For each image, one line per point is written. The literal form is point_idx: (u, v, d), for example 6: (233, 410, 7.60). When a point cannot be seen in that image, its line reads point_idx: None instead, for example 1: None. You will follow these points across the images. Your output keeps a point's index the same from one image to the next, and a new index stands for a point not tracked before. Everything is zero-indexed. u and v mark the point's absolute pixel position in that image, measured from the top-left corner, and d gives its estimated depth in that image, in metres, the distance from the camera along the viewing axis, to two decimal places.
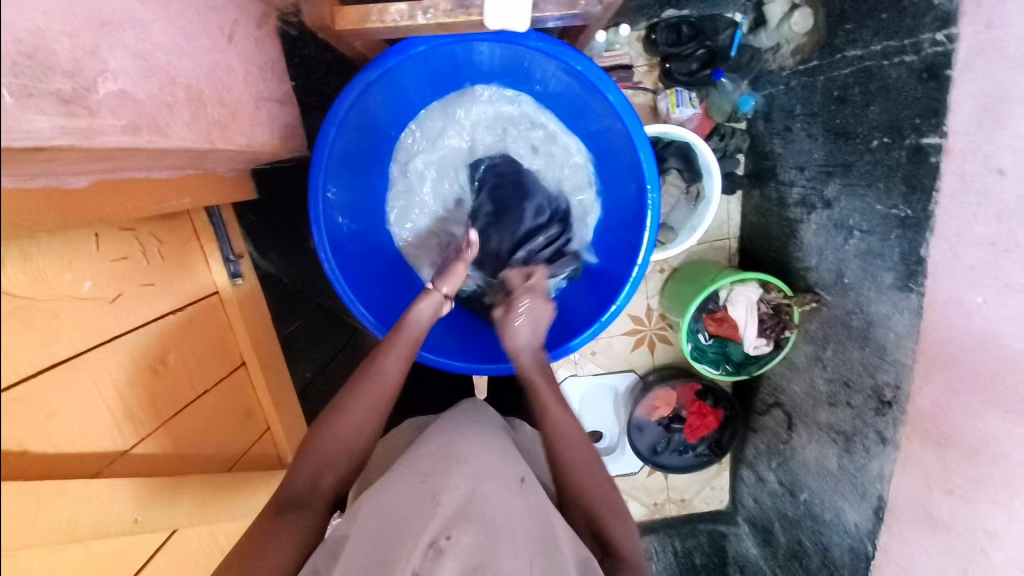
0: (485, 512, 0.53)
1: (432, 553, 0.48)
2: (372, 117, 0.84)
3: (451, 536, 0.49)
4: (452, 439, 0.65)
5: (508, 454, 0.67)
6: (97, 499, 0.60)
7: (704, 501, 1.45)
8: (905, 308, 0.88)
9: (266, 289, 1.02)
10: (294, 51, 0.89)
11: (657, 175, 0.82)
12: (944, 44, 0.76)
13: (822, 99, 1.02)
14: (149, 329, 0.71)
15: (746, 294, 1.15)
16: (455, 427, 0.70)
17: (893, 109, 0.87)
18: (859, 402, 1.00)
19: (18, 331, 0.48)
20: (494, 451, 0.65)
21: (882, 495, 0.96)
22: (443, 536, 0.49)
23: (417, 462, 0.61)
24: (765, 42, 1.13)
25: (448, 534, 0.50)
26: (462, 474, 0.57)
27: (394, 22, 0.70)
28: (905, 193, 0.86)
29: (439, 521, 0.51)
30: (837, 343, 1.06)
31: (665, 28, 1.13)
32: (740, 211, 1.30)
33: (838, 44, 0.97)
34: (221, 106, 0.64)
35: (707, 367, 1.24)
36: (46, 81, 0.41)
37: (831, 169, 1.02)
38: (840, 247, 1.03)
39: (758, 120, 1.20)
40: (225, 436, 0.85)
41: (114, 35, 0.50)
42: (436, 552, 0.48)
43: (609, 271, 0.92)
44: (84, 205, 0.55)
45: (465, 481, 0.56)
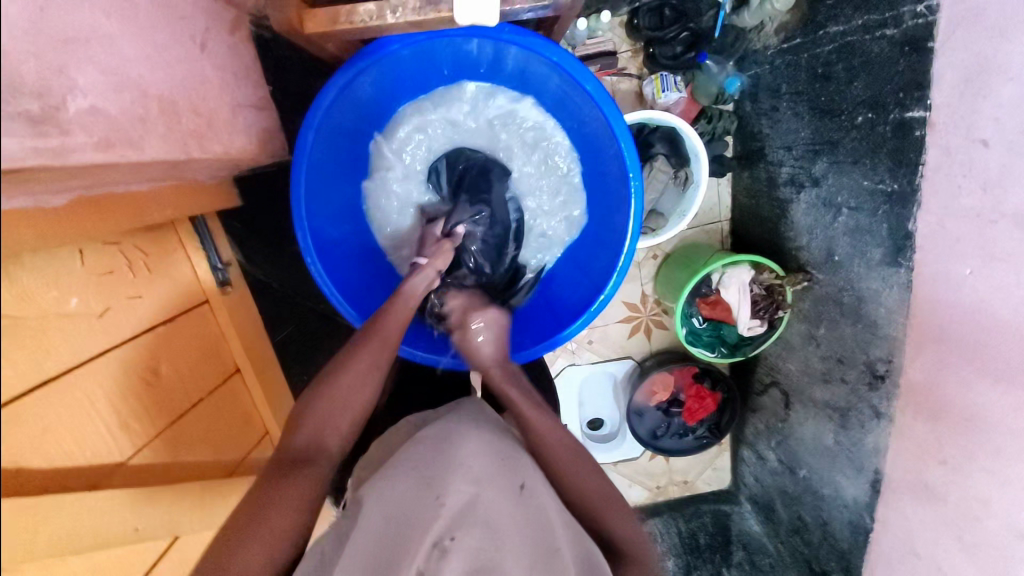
0: (491, 509, 0.53)
1: (436, 553, 0.48)
2: (350, 118, 0.83)
3: (456, 537, 0.49)
4: (456, 440, 0.64)
5: (515, 452, 0.66)
6: (95, 510, 0.61)
7: (706, 481, 1.47)
8: (894, 283, 0.88)
9: (256, 295, 1.04)
10: (267, 53, 0.88)
11: (639, 163, 0.82)
12: (925, 15, 0.76)
13: (807, 77, 1.01)
14: (138, 341, 0.72)
15: (738, 275, 1.15)
16: (457, 428, 0.69)
17: (876, 85, 0.86)
18: (853, 377, 1.01)
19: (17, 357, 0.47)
20: (499, 448, 0.64)
21: (878, 468, 0.97)
22: (448, 537, 0.49)
23: (420, 464, 0.61)
24: (749, 21, 1.11)
25: (452, 536, 0.49)
26: (466, 474, 0.56)
27: (362, 23, 0.70)
28: (891, 168, 0.86)
29: (444, 523, 0.50)
30: (829, 321, 1.06)
31: (648, 12, 1.12)
32: (730, 194, 1.30)
33: (820, 20, 0.97)
34: (196, 116, 0.64)
35: (702, 350, 1.25)
36: (17, 103, 0.41)
37: (818, 147, 1.02)
38: (830, 225, 1.03)
39: (745, 102, 1.19)
40: (223, 442, 0.86)
41: (81, 52, 0.49)
42: (440, 553, 0.48)
43: (593, 260, 0.93)
44: (62, 221, 0.55)
45: (469, 481, 0.56)
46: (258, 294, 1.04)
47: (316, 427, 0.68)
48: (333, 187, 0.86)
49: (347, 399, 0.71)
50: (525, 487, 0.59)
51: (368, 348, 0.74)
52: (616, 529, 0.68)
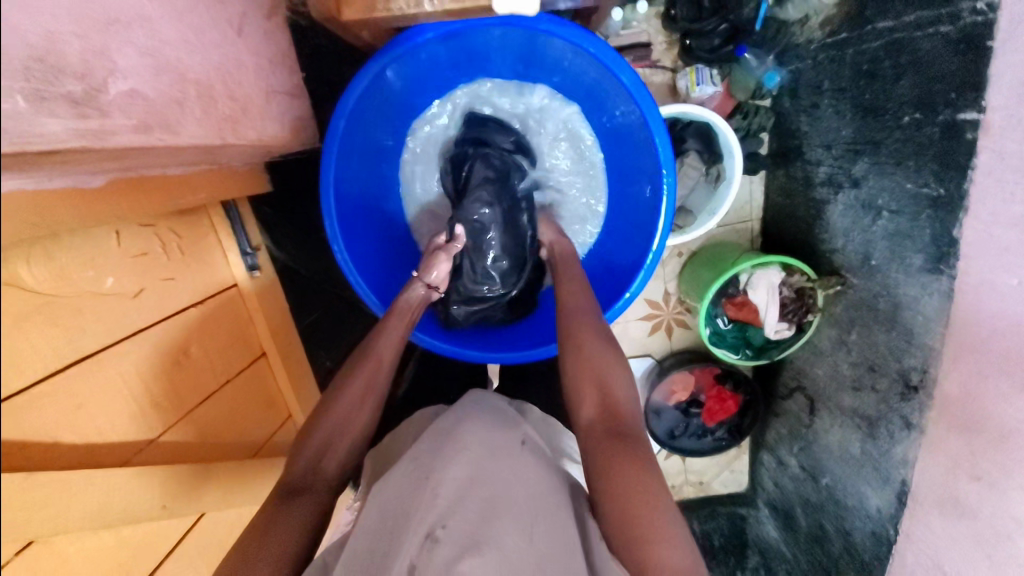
0: (483, 498, 0.55)
1: (430, 543, 0.51)
2: (380, 107, 0.83)
3: (447, 526, 0.51)
4: (452, 428, 0.67)
5: (513, 434, 0.68)
6: (127, 486, 0.62)
7: (722, 483, 1.45)
8: (935, 292, 0.84)
9: (283, 280, 1.05)
10: (305, 41, 0.89)
11: (673, 159, 0.79)
12: (984, 12, 0.71)
13: (851, 74, 0.97)
14: (170, 323, 0.74)
15: (767, 276, 1.12)
16: (458, 414, 0.72)
17: (926, 83, 0.82)
18: (884, 387, 0.97)
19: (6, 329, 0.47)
20: (496, 432, 0.67)
21: (905, 479, 0.94)
22: (440, 526, 0.52)
23: (419, 454, 0.64)
24: (792, 15, 1.06)
25: (444, 525, 0.52)
26: (459, 463, 0.59)
27: (400, 10, 0.67)
28: (937, 171, 0.82)
29: (434, 515, 0.53)
30: (862, 327, 1.03)
31: (686, 2, 1.07)
32: (762, 191, 1.27)
33: (868, 15, 0.91)
34: (232, 101, 0.64)
35: (726, 352, 1.22)
36: (58, 85, 0.42)
37: (859, 146, 0.98)
38: (868, 227, 0.99)
39: (784, 97, 1.15)
40: (248, 425, 0.88)
41: (123, 33, 0.49)
42: (433, 542, 0.51)
43: (623, 256, 0.91)
44: (103, 202, 0.56)
45: (461, 470, 0.58)
46: (287, 281, 1.05)
47: (343, 414, 0.68)
48: (362, 176, 0.86)
49: (370, 386, 0.70)
50: (520, 469, 0.62)
51: (389, 334, 0.75)
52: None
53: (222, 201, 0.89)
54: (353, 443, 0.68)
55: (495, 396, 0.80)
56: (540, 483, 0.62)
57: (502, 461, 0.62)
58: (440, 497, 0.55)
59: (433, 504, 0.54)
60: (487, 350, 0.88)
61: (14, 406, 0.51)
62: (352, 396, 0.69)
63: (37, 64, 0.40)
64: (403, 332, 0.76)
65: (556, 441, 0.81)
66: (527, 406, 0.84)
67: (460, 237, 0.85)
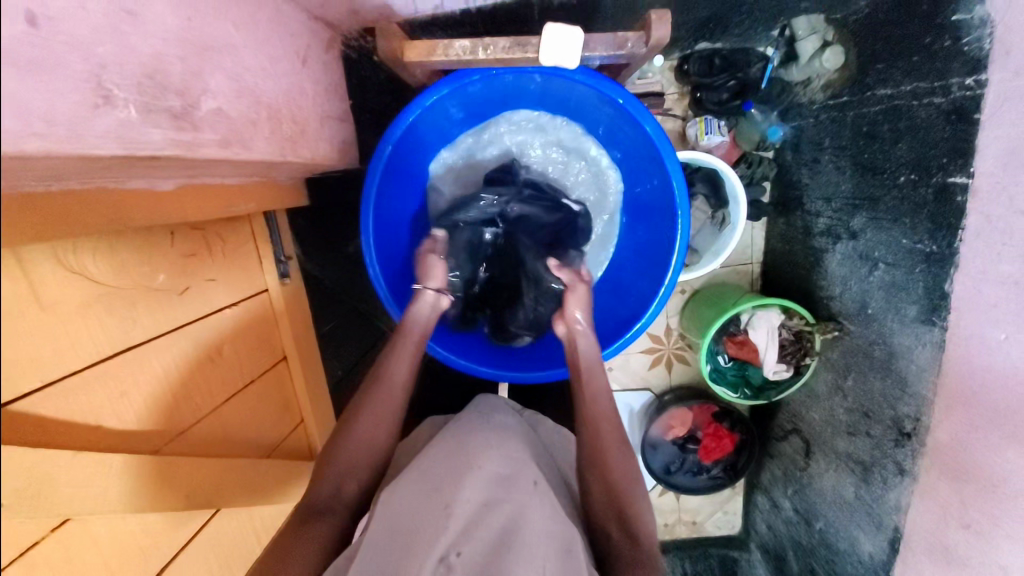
0: (495, 524, 0.60)
1: (443, 568, 0.56)
2: (418, 135, 0.88)
3: (461, 553, 0.57)
4: (465, 444, 0.71)
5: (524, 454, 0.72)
6: (159, 470, 0.65)
7: (716, 525, 1.46)
8: (928, 342, 0.89)
9: (309, 290, 1.09)
10: (353, 71, 0.96)
11: (688, 201, 0.86)
12: (972, 88, 0.79)
13: (851, 133, 1.04)
14: (210, 322, 0.79)
15: (768, 319, 1.16)
16: (469, 428, 0.76)
17: (921, 148, 0.89)
18: (879, 433, 1.01)
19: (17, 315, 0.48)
20: (506, 451, 0.71)
21: (898, 527, 0.97)
22: (454, 552, 0.57)
23: (433, 467, 0.68)
24: (796, 76, 1.15)
25: (457, 551, 0.57)
26: (472, 486, 0.63)
27: (456, 57, 0.77)
28: (931, 230, 0.88)
29: (447, 540, 0.58)
30: (858, 373, 1.07)
31: (698, 59, 1.17)
32: (764, 237, 1.33)
33: (868, 81, 1.00)
34: (293, 123, 0.71)
35: (725, 389, 1.26)
36: (162, 100, 0.47)
37: (858, 201, 1.05)
38: (865, 278, 1.04)
39: (787, 151, 1.22)
40: (267, 426, 0.91)
41: (215, 58, 0.55)
42: (447, 568, 0.56)
43: (637, 288, 0.96)
44: (171, 205, 0.64)
45: (474, 492, 0.63)
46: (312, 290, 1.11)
47: (368, 418, 0.73)
48: (393, 198, 0.91)
49: (390, 394, 0.75)
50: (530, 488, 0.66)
51: (403, 348, 0.78)
52: (650, 545, 0.69)
53: (264, 213, 0.95)
54: (373, 443, 0.73)
55: (502, 408, 0.84)
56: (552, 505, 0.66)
57: (511, 482, 0.66)
58: (455, 520, 0.60)
59: (447, 526, 0.59)
60: (499, 368, 0.91)
61: (72, 385, 0.56)
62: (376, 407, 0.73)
63: (148, 80, 0.46)
64: (415, 353, 0.79)
65: (562, 444, 0.90)
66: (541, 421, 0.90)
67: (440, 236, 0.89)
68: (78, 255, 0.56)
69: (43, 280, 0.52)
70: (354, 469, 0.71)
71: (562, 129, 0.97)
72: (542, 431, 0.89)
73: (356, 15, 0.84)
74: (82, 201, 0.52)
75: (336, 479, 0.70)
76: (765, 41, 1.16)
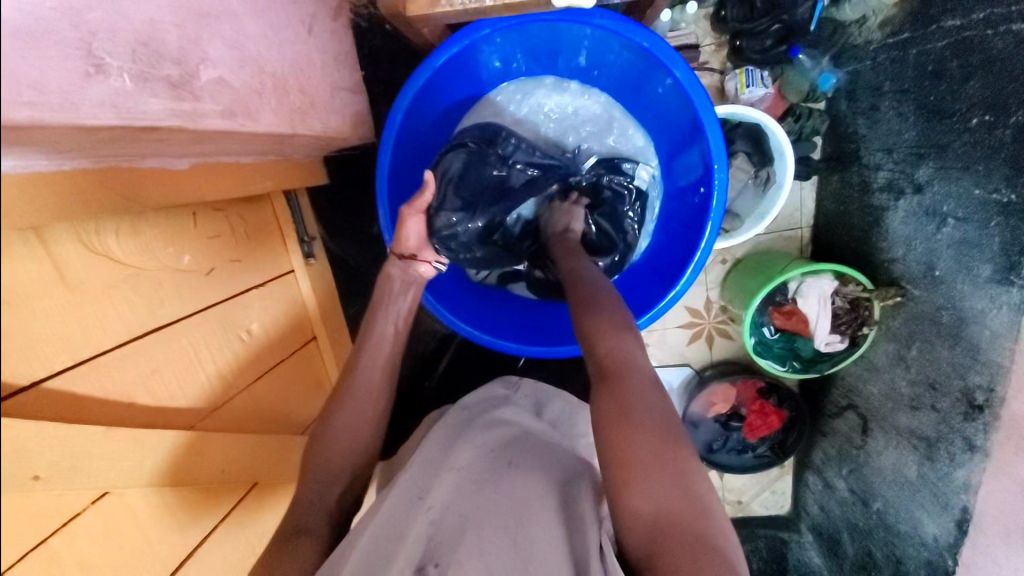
0: (473, 525, 0.57)
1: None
2: (428, 100, 0.85)
3: (439, 564, 0.52)
4: (448, 444, 0.69)
5: (513, 449, 0.70)
6: (193, 448, 0.67)
7: (763, 505, 1.40)
8: (1004, 304, 0.80)
9: (335, 270, 1.11)
10: (364, 42, 0.95)
11: (726, 155, 0.79)
12: None
13: (913, 75, 0.93)
14: (237, 301, 0.80)
15: (819, 285, 1.09)
16: (456, 423, 0.75)
17: (997, 83, 0.79)
18: (946, 406, 0.92)
19: (36, 299, 0.49)
20: (486, 450, 0.68)
21: (967, 507, 0.88)
22: (431, 563, 0.52)
23: (411, 470, 0.64)
24: (849, 15, 1.02)
25: (435, 561, 0.53)
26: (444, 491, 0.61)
27: (461, 5, 0.73)
28: (1009, 176, 0.78)
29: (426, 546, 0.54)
30: (923, 342, 0.97)
31: (737, 2, 1.06)
32: (814, 199, 1.22)
33: (933, 14, 0.88)
34: (301, 94, 0.70)
35: (771, 363, 1.17)
36: (158, 68, 0.46)
37: (922, 150, 0.93)
38: (932, 236, 0.94)
39: (841, 100, 1.10)
40: (298, 405, 0.93)
41: (213, 26, 0.53)
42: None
43: (671, 256, 0.91)
44: (187, 184, 0.64)
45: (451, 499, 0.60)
46: (338, 269, 1.12)
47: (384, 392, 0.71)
48: (406, 167, 0.89)
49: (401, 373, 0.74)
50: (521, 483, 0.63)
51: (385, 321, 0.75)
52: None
53: (284, 192, 0.96)
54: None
55: (518, 394, 0.87)
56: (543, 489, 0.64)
57: (490, 478, 0.64)
58: (432, 525, 0.57)
59: (423, 533, 0.56)
60: (523, 343, 0.89)
61: (101, 363, 0.58)
62: None
63: (142, 48, 0.45)
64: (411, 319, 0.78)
65: (572, 423, 0.86)
66: (548, 396, 0.88)
67: (429, 178, 0.74)
68: (100, 236, 0.57)
69: (68, 261, 0.53)
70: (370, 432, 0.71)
71: (589, 94, 0.94)
72: (549, 411, 0.86)
73: None
74: (98, 179, 0.51)
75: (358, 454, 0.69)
76: None
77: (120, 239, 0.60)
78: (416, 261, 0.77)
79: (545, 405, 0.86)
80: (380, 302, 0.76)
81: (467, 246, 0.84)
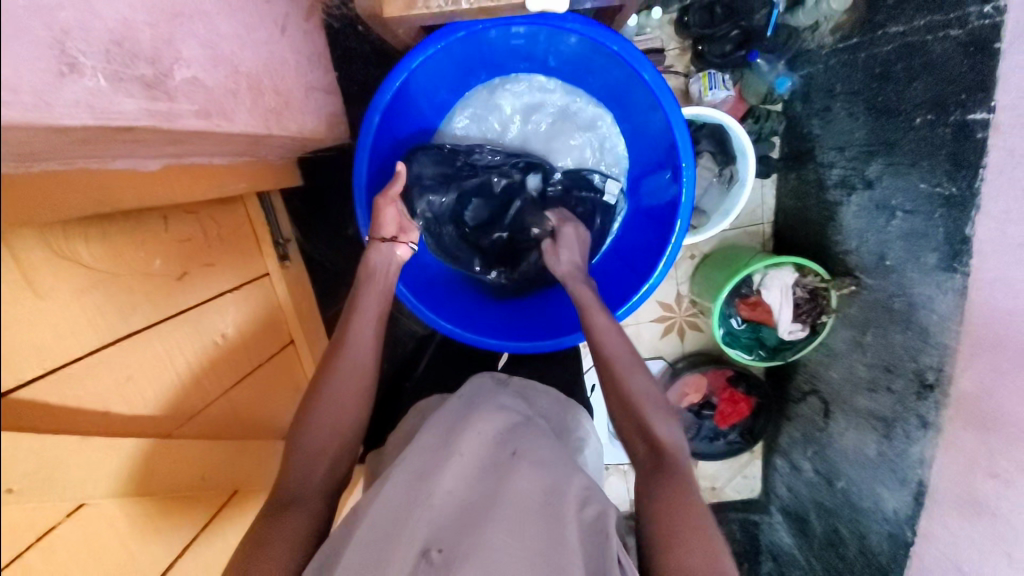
0: (478, 510, 0.57)
1: (425, 563, 0.52)
2: (404, 101, 0.86)
3: (442, 549, 0.53)
4: (453, 422, 0.68)
5: (517, 432, 0.69)
6: (172, 455, 0.65)
7: (735, 489, 1.45)
8: (949, 289, 0.86)
9: (311, 273, 1.10)
10: (337, 43, 0.94)
11: (692, 153, 0.82)
12: (993, 16, 0.74)
13: (863, 77, 0.99)
14: (210, 306, 0.79)
15: (781, 278, 1.13)
16: (457, 404, 0.75)
17: (937, 85, 0.84)
18: (901, 387, 0.98)
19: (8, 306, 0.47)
20: (491, 435, 0.66)
21: (922, 480, 0.94)
22: (435, 548, 0.53)
23: (412, 455, 0.64)
24: (803, 21, 1.09)
25: (439, 545, 0.53)
26: (452, 475, 0.59)
27: (439, 8, 0.74)
28: (950, 170, 0.84)
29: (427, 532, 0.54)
30: (878, 328, 1.04)
31: (698, 10, 1.11)
32: (774, 196, 1.28)
33: (879, 20, 0.94)
34: (276, 94, 0.69)
35: (739, 352, 1.23)
36: (132, 67, 0.46)
37: (873, 147, 1.00)
38: (883, 228, 1.00)
39: (796, 102, 1.17)
40: (276, 410, 0.92)
41: (186, 25, 0.53)
42: (427, 563, 0.52)
43: (642, 250, 0.94)
44: (159, 185, 0.63)
45: (456, 483, 0.59)
46: (313, 271, 1.11)
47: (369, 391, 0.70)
48: (383, 168, 0.90)
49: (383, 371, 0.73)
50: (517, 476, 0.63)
51: (366, 310, 0.74)
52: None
53: (257, 194, 0.95)
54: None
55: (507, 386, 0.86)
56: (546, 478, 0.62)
57: (497, 461, 0.63)
58: (437, 509, 0.56)
59: (428, 517, 0.55)
60: (503, 338, 0.91)
61: (74, 372, 0.56)
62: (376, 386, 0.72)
63: (116, 47, 0.44)
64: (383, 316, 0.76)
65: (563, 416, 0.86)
66: (534, 392, 0.86)
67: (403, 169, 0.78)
68: (69, 241, 0.56)
69: (37, 267, 0.51)
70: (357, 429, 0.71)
71: (573, 98, 0.96)
72: (538, 403, 0.85)
73: None
74: (69, 181, 0.50)
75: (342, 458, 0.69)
76: None
77: (89, 244, 0.58)
78: (395, 243, 0.79)
79: (532, 396, 0.85)
80: (362, 290, 0.76)
81: (437, 218, 0.94)
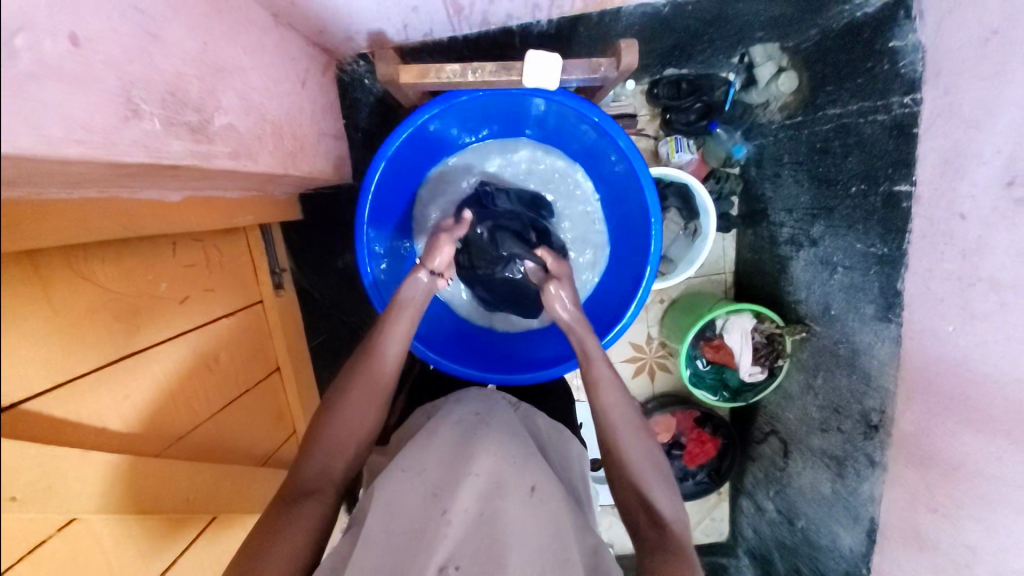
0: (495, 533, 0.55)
1: None
2: (404, 154, 0.94)
3: (460, 566, 0.50)
4: (465, 445, 0.65)
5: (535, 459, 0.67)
6: (162, 475, 0.67)
7: (704, 532, 1.51)
8: (886, 338, 0.96)
9: (301, 303, 1.15)
10: (346, 94, 1.03)
11: (660, 210, 0.92)
12: (910, 107, 0.88)
13: (806, 150, 1.14)
14: (207, 331, 0.82)
15: (741, 323, 1.23)
16: (469, 424, 0.72)
17: (869, 160, 0.98)
18: (849, 427, 1.07)
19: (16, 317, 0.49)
20: (509, 460, 0.63)
21: (872, 517, 1.02)
22: (453, 565, 0.50)
23: (429, 469, 0.61)
24: (755, 99, 1.24)
25: (456, 563, 0.51)
26: (472, 491, 0.56)
27: (448, 79, 0.84)
28: (882, 234, 0.96)
29: (446, 550, 0.51)
30: (826, 371, 1.14)
31: (667, 84, 1.26)
32: (734, 249, 1.41)
33: (819, 103, 1.09)
34: (292, 139, 0.77)
35: (705, 393, 1.31)
36: (181, 115, 0.53)
37: (816, 212, 1.13)
38: (827, 281, 1.12)
39: (751, 167, 1.32)
40: (259, 438, 0.93)
41: (226, 79, 0.60)
42: None
43: (618, 293, 1.03)
44: (177, 214, 0.69)
45: (472, 501, 0.56)
46: (304, 301, 1.15)
47: (358, 402, 0.75)
48: (383, 209, 0.97)
49: (372, 388, 0.76)
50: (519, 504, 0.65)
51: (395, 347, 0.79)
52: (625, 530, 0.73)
53: (258, 225, 1.00)
54: (368, 423, 0.76)
55: (497, 394, 0.87)
56: (557, 521, 0.61)
57: (515, 487, 0.60)
58: (454, 529, 0.53)
59: (446, 535, 0.52)
60: (485, 370, 0.98)
61: (78, 387, 0.58)
62: (354, 406, 0.75)
63: (170, 97, 0.51)
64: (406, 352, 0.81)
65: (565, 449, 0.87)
66: (540, 421, 0.86)
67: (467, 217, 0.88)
68: (88, 264, 0.59)
69: (59, 290, 0.55)
70: (339, 449, 0.73)
71: (564, 163, 1.08)
72: (547, 437, 0.85)
73: (352, 42, 0.91)
74: (97, 209, 0.55)
75: (321, 470, 0.71)
76: (727, 67, 1.25)
77: (105, 269, 0.62)
78: (434, 276, 0.84)
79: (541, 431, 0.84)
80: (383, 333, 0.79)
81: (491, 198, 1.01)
